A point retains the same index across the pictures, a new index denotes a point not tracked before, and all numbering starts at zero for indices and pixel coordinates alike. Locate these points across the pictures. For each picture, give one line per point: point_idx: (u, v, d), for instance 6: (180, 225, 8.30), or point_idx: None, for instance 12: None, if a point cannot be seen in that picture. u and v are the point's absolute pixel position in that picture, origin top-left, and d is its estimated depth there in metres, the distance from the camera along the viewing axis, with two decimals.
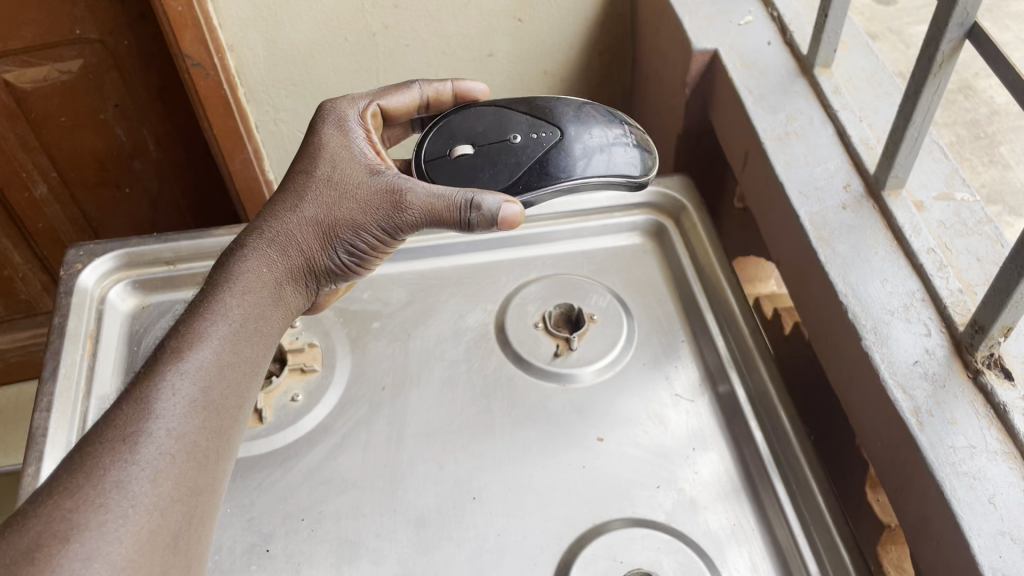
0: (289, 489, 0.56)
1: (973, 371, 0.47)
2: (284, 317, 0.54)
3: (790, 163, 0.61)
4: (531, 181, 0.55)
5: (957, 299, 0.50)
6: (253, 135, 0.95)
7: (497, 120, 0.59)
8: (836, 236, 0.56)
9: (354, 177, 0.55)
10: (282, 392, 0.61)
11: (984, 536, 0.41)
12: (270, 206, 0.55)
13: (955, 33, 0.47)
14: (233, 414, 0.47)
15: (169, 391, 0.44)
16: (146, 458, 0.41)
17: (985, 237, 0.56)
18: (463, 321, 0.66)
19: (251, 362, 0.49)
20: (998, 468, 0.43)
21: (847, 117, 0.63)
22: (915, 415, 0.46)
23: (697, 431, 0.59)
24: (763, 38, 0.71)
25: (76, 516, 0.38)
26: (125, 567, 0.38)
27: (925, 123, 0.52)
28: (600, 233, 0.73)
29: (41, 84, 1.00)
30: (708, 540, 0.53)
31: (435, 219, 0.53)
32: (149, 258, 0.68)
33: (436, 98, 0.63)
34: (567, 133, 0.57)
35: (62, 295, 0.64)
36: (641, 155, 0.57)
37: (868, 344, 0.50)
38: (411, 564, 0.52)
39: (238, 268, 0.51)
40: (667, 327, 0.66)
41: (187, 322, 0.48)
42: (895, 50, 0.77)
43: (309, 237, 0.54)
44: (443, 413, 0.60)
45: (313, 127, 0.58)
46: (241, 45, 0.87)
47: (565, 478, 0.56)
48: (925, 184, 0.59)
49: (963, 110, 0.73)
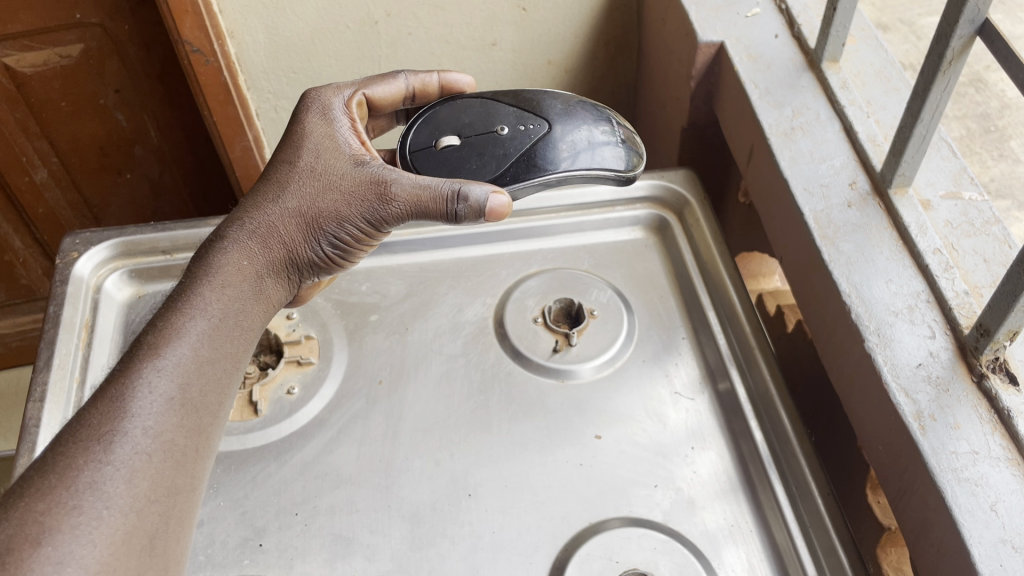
0: (283, 484, 0.55)
1: (977, 375, 0.47)
2: (265, 310, 0.54)
3: (796, 160, 0.60)
4: (518, 174, 0.54)
5: (963, 301, 0.49)
6: (254, 122, 0.94)
7: (485, 113, 0.58)
8: (840, 235, 0.55)
9: (338, 168, 0.54)
10: (279, 384, 0.60)
11: (985, 544, 0.40)
12: (251, 197, 0.54)
13: (966, 30, 0.46)
14: (212, 411, 0.47)
15: (145, 389, 0.44)
16: (121, 458, 0.41)
17: (993, 237, 0.55)
18: (462, 315, 0.65)
19: (231, 357, 0.49)
20: (1001, 474, 0.43)
21: (854, 112, 0.62)
22: (917, 419, 0.45)
23: (696, 428, 0.58)
24: (770, 30, 0.70)
25: (48, 520, 0.38)
26: (100, 571, 0.38)
27: (934, 121, 0.51)
28: (603, 228, 0.72)
29: (41, 69, 0.99)
30: (705, 540, 0.52)
31: (421, 211, 0.53)
32: (147, 247, 0.68)
33: (423, 89, 0.63)
34: (554, 127, 0.55)
35: (58, 284, 0.64)
36: (626, 152, 0.56)
37: (872, 346, 0.49)
38: (404, 561, 0.51)
39: (217, 261, 0.51)
40: (667, 323, 0.65)
41: (164, 316, 0.47)
42: (905, 42, 0.75)
43: (290, 229, 0.53)
44: (440, 408, 0.59)
45: (297, 116, 0.57)
46: (241, 31, 0.86)
47: (562, 476, 0.56)
48: (932, 182, 0.58)
49: (973, 103, 0.71)
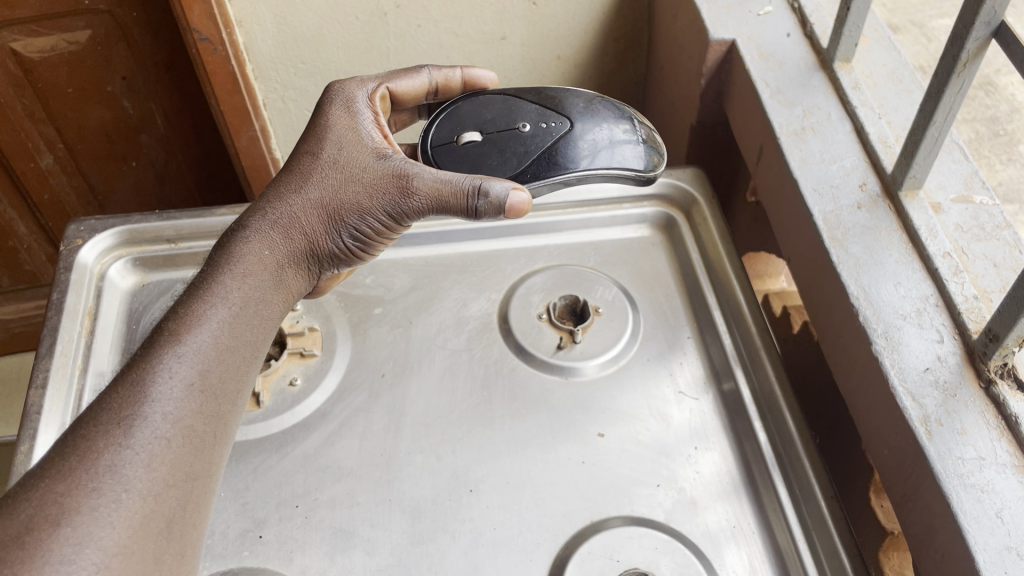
0: (284, 476, 0.55)
1: (985, 381, 0.46)
2: (285, 300, 0.53)
3: (805, 160, 0.59)
4: (538, 171, 0.53)
5: (971, 306, 0.49)
6: (262, 112, 0.94)
7: (506, 109, 0.58)
8: (849, 236, 0.54)
9: (360, 161, 0.54)
10: (280, 376, 0.60)
11: (990, 551, 0.40)
12: (273, 187, 0.54)
13: (982, 32, 0.46)
14: (231, 398, 0.46)
15: (166, 373, 0.43)
16: (141, 442, 0.41)
17: (1003, 242, 0.54)
18: (466, 310, 0.65)
19: (251, 345, 0.49)
20: (1007, 481, 0.42)
21: (865, 113, 0.61)
22: (924, 423, 0.45)
23: (700, 428, 0.58)
24: (782, 29, 0.70)
25: (67, 501, 0.37)
26: (118, 554, 0.37)
27: (946, 124, 0.51)
28: (609, 225, 0.71)
29: (49, 55, 0.99)
30: (707, 541, 0.52)
31: (442, 205, 0.53)
32: (151, 235, 0.67)
33: (445, 84, 0.62)
34: (576, 125, 0.55)
35: (62, 271, 0.64)
36: (647, 151, 0.56)
37: (880, 349, 0.49)
38: (404, 555, 0.51)
39: (240, 250, 0.50)
40: (673, 322, 0.64)
41: (186, 303, 0.47)
42: (917, 44, 0.75)
43: (312, 220, 0.53)
44: (442, 403, 0.59)
45: (320, 108, 0.57)
46: (250, 20, 0.86)
47: (564, 472, 0.55)
48: (943, 185, 0.57)
49: (983, 107, 0.71)
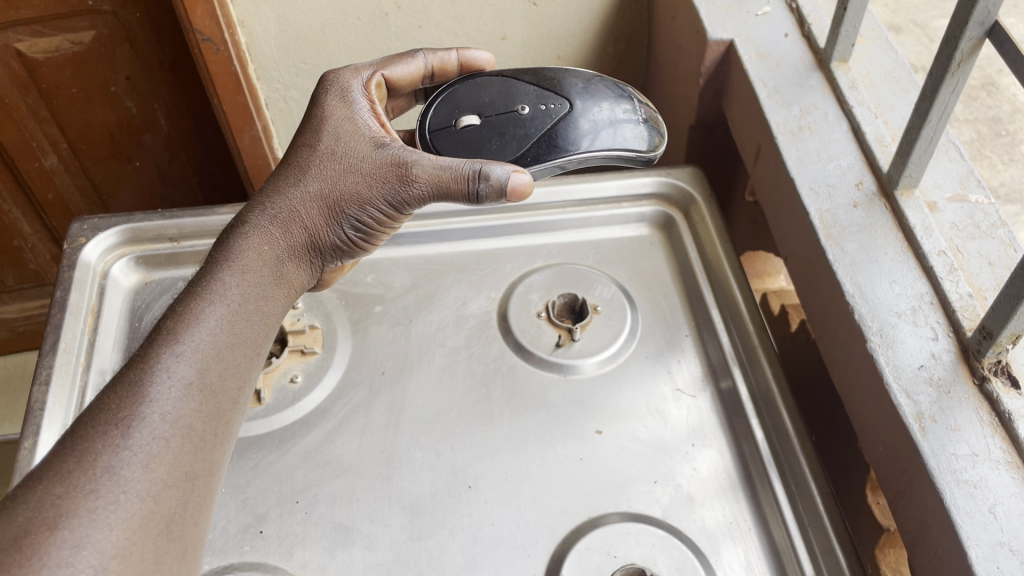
0: (285, 471, 0.56)
1: (979, 378, 0.46)
2: (286, 294, 0.54)
3: (802, 159, 0.60)
4: (538, 154, 0.54)
5: (966, 304, 0.49)
6: (264, 111, 0.95)
7: (504, 91, 0.58)
8: (846, 235, 0.55)
9: (358, 150, 0.54)
10: (282, 373, 0.61)
11: (982, 546, 0.40)
12: (271, 182, 0.54)
13: (976, 32, 0.46)
14: (231, 397, 0.47)
15: (164, 374, 0.44)
16: (138, 443, 0.41)
17: (998, 240, 0.55)
18: (466, 308, 0.65)
19: (251, 342, 0.49)
20: (1000, 477, 0.43)
21: (862, 112, 0.62)
22: (918, 420, 0.45)
23: (697, 426, 0.58)
24: (780, 29, 0.70)
25: (66, 503, 0.38)
26: (116, 556, 0.38)
27: (941, 123, 0.51)
28: (608, 224, 0.72)
29: (53, 55, 1.00)
30: (704, 537, 0.53)
31: (443, 191, 0.53)
32: (154, 234, 0.68)
33: (441, 67, 0.62)
34: (575, 104, 0.56)
35: (65, 269, 0.64)
36: (648, 132, 0.56)
37: (874, 346, 0.49)
38: (404, 550, 0.52)
39: (239, 246, 0.51)
40: (670, 320, 0.65)
41: (184, 301, 0.48)
42: (918, 44, 0.75)
43: (312, 212, 0.54)
44: (442, 400, 0.59)
45: (316, 100, 0.57)
46: (251, 20, 0.86)
47: (562, 469, 0.56)
48: (939, 185, 0.58)
49: (984, 107, 0.71)
